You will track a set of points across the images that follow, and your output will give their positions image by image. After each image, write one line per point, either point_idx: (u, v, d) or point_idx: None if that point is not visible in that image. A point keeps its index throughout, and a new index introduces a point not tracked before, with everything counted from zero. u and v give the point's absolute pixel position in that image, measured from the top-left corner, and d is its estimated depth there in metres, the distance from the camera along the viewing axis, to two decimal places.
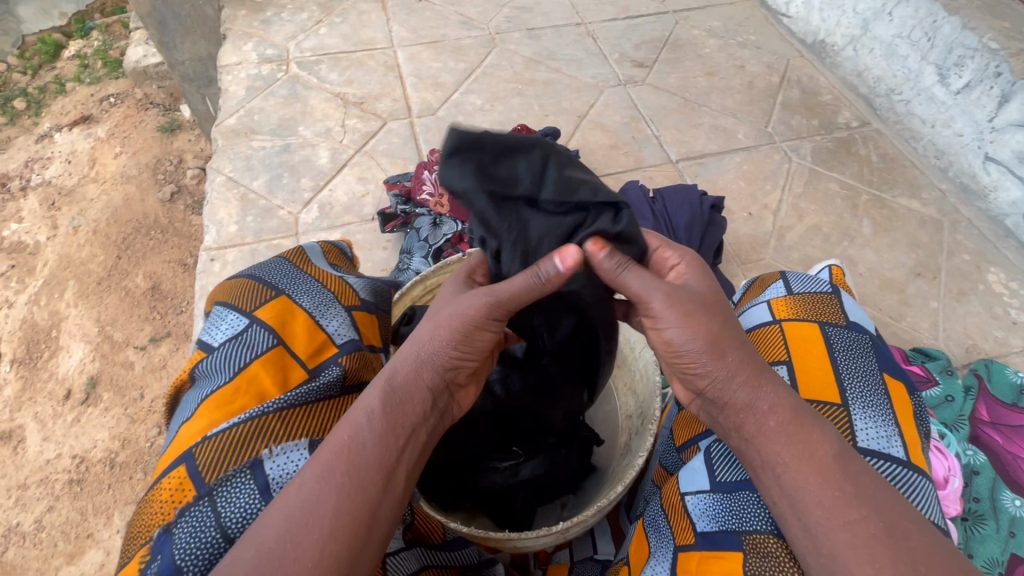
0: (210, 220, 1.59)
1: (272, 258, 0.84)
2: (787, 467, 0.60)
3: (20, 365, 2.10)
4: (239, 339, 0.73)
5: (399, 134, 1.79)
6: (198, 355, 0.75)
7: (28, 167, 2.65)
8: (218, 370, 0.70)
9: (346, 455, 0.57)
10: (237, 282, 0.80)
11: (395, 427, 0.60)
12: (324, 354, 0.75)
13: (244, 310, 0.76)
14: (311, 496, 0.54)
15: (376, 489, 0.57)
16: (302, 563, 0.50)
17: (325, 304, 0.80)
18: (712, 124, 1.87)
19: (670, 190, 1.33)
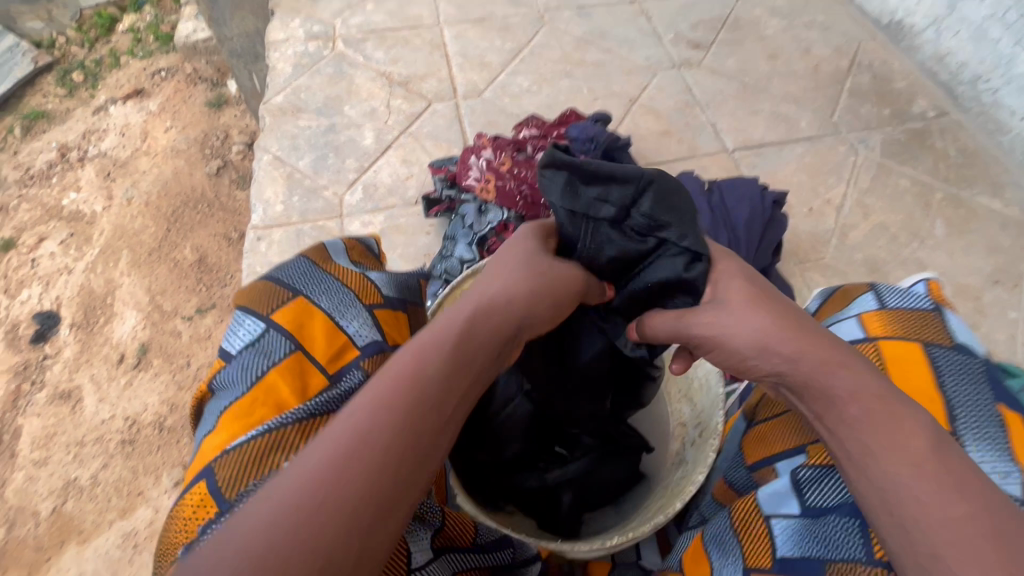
0: (257, 198, 1.61)
1: (290, 256, 0.78)
2: (882, 451, 0.52)
3: (79, 328, 2.21)
4: (256, 345, 0.69)
5: (444, 116, 1.76)
6: (218, 362, 0.71)
7: (85, 139, 2.74)
8: (238, 380, 0.67)
9: (392, 401, 0.50)
10: (252, 285, 0.75)
11: (449, 379, 0.53)
12: (345, 358, 0.71)
13: (260, 314, 0.71)
14: (367, 422, 0.48)
15: (434, 428, 0.50)
16: (347, 495, 0.44)
17: (345, 305, 0.75)
18: (772, 111, 1.76)
19: (729, 182, 1.26)
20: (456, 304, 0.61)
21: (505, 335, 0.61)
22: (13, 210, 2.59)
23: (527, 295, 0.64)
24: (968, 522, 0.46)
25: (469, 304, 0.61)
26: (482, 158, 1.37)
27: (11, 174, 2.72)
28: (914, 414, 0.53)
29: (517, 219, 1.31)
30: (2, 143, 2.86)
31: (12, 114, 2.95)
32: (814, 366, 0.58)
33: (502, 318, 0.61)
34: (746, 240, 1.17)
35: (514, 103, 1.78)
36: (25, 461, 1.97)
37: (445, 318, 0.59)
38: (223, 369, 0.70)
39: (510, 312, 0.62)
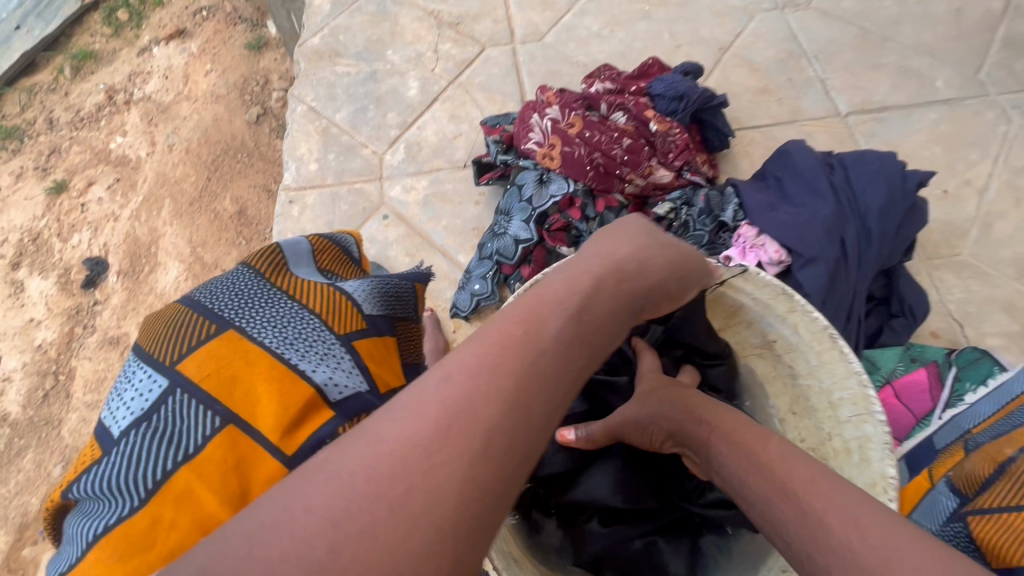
0: (290, 155, 1.44)
1: (228, 279, 0.67)
2: (755, 470, 0.56)
3: (125, 277, 1.96)
4: (158, 418, 0.56)
5: (498, 64, 1.52)
6: (99, 438, 0.57)
7: (131, 81, 2.36)
8: (130, 473, 0.53)
9: (448, 412, 0.42)
10: (169, 321, 0.62)
11: (520, 394, 0.45)
12: (312, 423, 0.59)
13: (165, 366, 0.58)
14: (464, 396, 0.43)
15: (541, 411, 0.45)
16: (444, 479, 0.39)
17: (310, 346, 0.63)
18: (900, 64, 1.42)
19: (858, 157, 1.00)
20: (532, 295, 0.54)
21: (590, 339, 0.52)
22: (63, 153, 2.26)
23: (624, 287, 0.58)
24: (811, 521, 0.49)
25: (549, 296, 0.53)
26: (547, 118, 1.14)
27: (61, 116, 2.34)
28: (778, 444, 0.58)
29: (584, 193, 1.11)
30: (52, 85, 2.43)
31: (61, 52, 2.51)
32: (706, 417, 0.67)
33: (586, 317, 0.53)
34: (877, 234, 0.94)
35: (580, 50, 1.52)
36: (78, 404, 1.81)
37: (521, 309, 0.51)
38: (105, 457, 0.55)
39: (596, 310, 0.54)
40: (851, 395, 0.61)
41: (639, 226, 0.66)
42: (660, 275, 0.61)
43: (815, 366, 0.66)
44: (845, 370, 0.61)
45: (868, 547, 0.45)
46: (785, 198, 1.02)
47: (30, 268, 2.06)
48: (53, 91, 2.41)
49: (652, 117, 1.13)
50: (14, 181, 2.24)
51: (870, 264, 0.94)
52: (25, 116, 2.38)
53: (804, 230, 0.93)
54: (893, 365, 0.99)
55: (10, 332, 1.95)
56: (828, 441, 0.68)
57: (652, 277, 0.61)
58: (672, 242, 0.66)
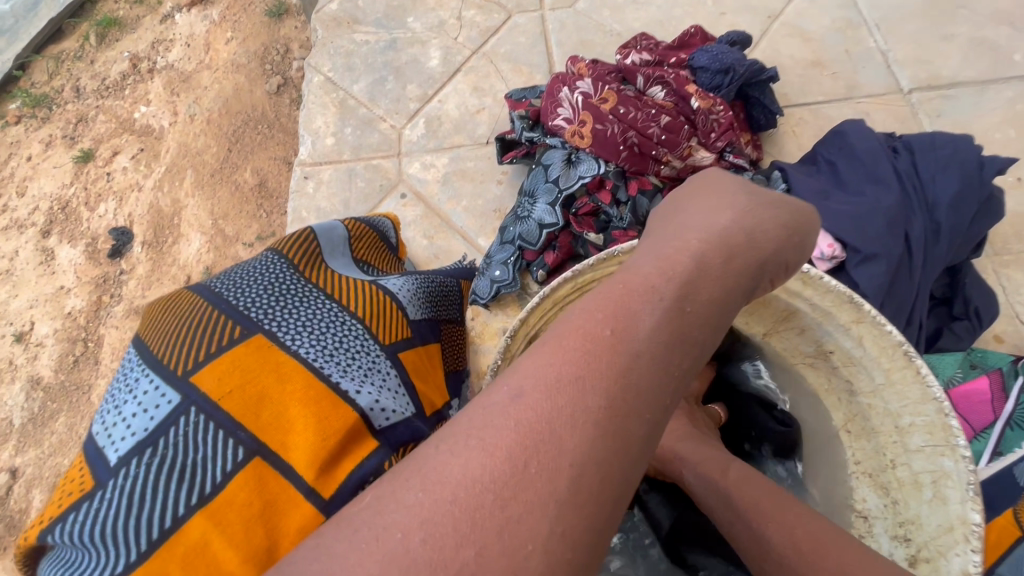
0: (306, 128, 1.38)
1: (255, 274, 0.63)
2: (750, 524, 0.62)
3: (149, 247, 1.96)
4: (170, 441, 0.51)
5: (525, 32, 1.42)
6: (92, 461, 0.51)
7: (154, 48, 2.30)
8: (135, 511, 0.48)
9: (523, 447, 0.37)
10: (182, 324, 0.58)
11: (613, 418, 0.39)
12: (353, 454, 0.57)
13: (179, 378, 0.54)
14: (546, 424, 0.38)
15: (637, 445, 0.40)
16: (526, 533, 0.36)
17: (351, 361, 0.60)
18: (973, 34, 1.27)
19: (928, 140, 0.90)
20: (618, 283, 0.47)
21: (688, 340, 0.45)
22: (89, 122, 2.23)
23: (733, 266, 0.50)
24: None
25: (638, 286, 0.46)
26: (578, 91, 1.05)
27: (87, 84, 2.30)
28: (772, 498, 0.63)
29: (616, 175, 1.02)
30: (78, 52, 2.38)
31: (86, 18, 2.44)
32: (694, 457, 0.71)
33: (687, 317, 0.46)
34: (948, 229, 0.84)
35: (614, 17, 1.41)
36: (106, 369, 1.82)
37: (607, 305, 0.45)
38: (100, 489, 0.49)
39: (697, 303, 0.46)
40: (926, 423, 0.60)
41: (735, 186, 0.56)
42: (772, 247, 0.53)
43: (882, 385, 0.64)
44: (921, 394, 0.60)
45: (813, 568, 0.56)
46: (840, 184, 0.92)
47: (60, 236, 2.05)
48: (78, 59, 2.37)
49: (694, 92, 1.03)
50: (44, 149, 2.22)
51: (936, 263, 0.85)
52: (53, 84, 2.35)
53: (863, 221, 0.84)
54: (951, 372, 0.89)
55: (41, 298, 1.95)
56: (892, 467, 0.66)
57: (766, 245, 0.52)
58: (777, 196, 0.56)
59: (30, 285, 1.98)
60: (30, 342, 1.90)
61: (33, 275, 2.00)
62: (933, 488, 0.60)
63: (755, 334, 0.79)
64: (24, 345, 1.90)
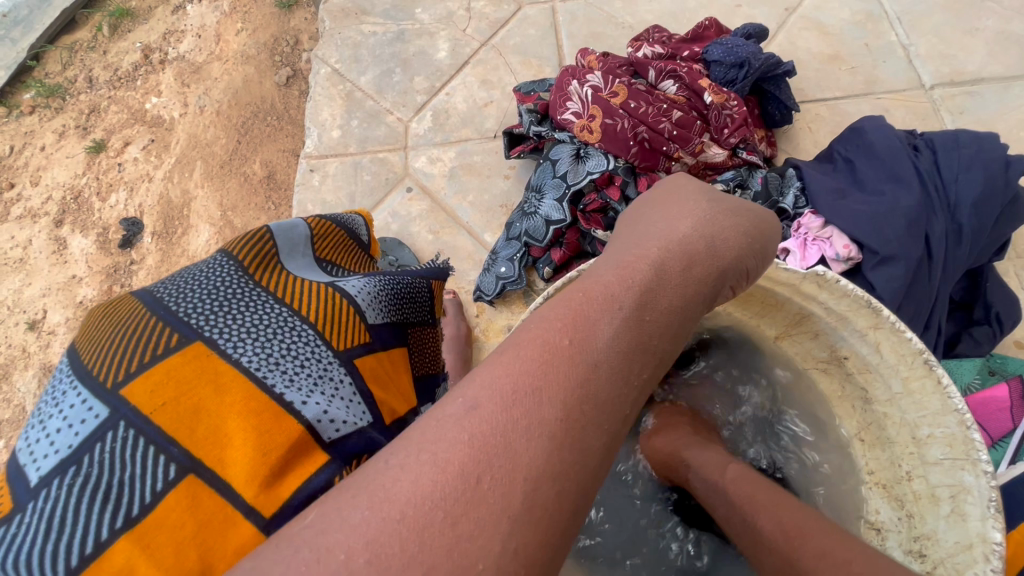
0: (312, 120, 1.37)
1: (199, 270, 0.57)
2: (745, 516, 0.60)
3: (158, 238, 1.96)
4: (90, 461, 0.44)
5: (536, 24, 1.39)
6: (9, 481, 0.45)
7: (165, 39, 2.30)
8: (52, 539, 0.42)
9: (476, 461, 0.37)
10: (113, 328, 0.51)
11: (570, 429, 0.39)
12: (300, 469, 0.51)
13: (104, 389, 0.47)
14: (499, 436, 0.37)
15: (594, 458, 0.40)
16: (475, 553, 0.34)
17: (299, 369, 0.54)
18: (999, 29, 1.23)
19: (952, 137, 0.86)
20: (577, 291, 0.47)
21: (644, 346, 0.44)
22: (101, 112, 2.24)
23: (692, 273, 0.50)
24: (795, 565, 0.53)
25: (598, 295, 0.45)
26: (587, 85, 1.03)
27: (100, 75, 2.30)
28: (768, 490, 0.61)
29: (625, 171, 1.00)
30: (91, 43, 2.38)
31: (99, 9, 2.44)
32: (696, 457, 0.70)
33: (647, 328, 0.45)
34: (970, 231, 0.81)
35: (626, 9, 1.38)
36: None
37: (563, 315, 0.44)
38: (17, 512, 0.43)
39: (657, 313, 0.46)
40: (945, 435, 0.58)
41: (690, 195, 0.57)
42: (733, 254, 0.53)
43: (899, 395, 0.62)
44: (941, 406, 0.57)
45: (806, 551, 0.53)
46: (857, 183, 0.89)
47: (72, 226, 2.06)
48: (92, 49, 2.37)
49: (707, 86, 1.00)
50: (57, 139, 2.23)
51: (956, 266, 0.82)
52: (66, 75, 2.35)
53: (879, 223, 0.81)
54: (968, 378, 0.86)
55: (54, 287, 1.97)
56: (910, 480, 0.64)
57: (725, 255, 0.52)
58: (741, 204, 0.57)
59: (42, 274, 2.00)
60: (43, 330, 1.92)
61: (46, 264, 2.01)
62: (952, 503, 0.58)
63: (767, 337, 0.77)
64: (37, 333, 1.92)
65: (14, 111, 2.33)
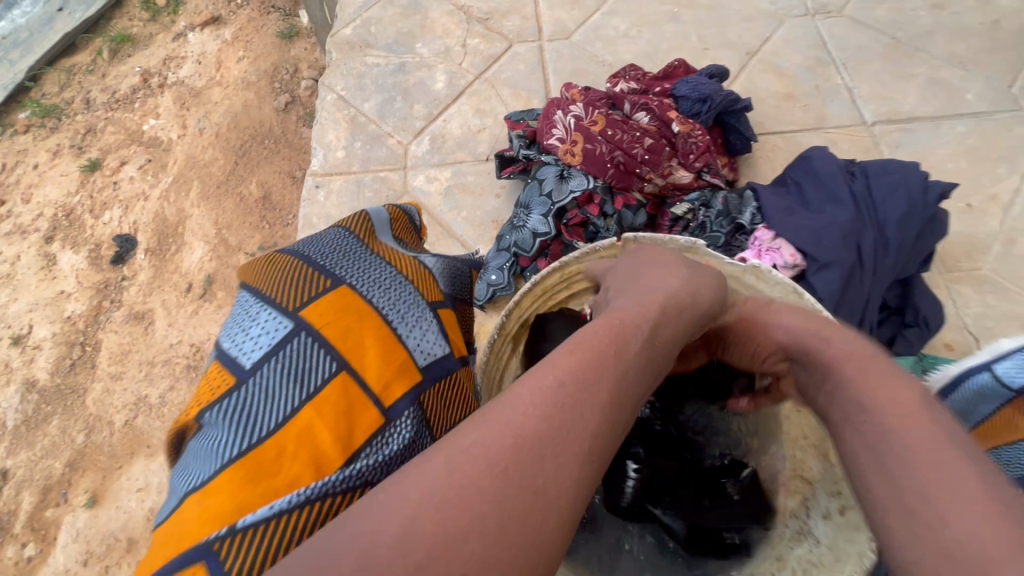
0: (318, 142, 1.48)
1: (329, 231, 0.67)
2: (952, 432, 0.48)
3: (151, 254, 2.02)
4: (284, 355, 0.54)
5: (525, 60, 1.54)
6: (225, 366, 0.55)
7: (165, 64, 2.42)
8: (256, 410, 0.51)
9: (558, 416, 0.42)
10: (280, 265, 0.61)
11: (615, 403, 0.46)
12: (403, 385, 0.57)
13: (286, 309, 0.57)
14: (575, 404, 0.43)
15: (625, 421, 0.47)
16: (561, 479, 0.40)
17: (407, 309, 0.62)
18: (930, 75, 1.41)
19: (882, 166, 1.01)
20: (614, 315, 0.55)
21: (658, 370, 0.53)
22: (98, 133, 2.33)
23: (691, 308, 0.60)
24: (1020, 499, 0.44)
25: (630, 320, 0.54)
26: (570, 114, 1.16)
27: (97, 96, 2.41)
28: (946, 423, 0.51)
29: (603, 190, 1.13)
30: (90, 66, 2.50)
31: (100, 35, 2.57)
32: (810, 330, 0.61)
33: (656, 348, 0.53)
34: (898, 243, 0.95)
35: (607, 49, 1.54)
36: (101, 374, 1.84)
37: (602, 335, 0.50)
38: (240, 387, 0.53)
39: (665, 341, 0.54)
40: None
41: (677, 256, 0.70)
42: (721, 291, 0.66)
43: None
44: None
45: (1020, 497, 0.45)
46: (805, 203, 1.03)
47: (62, 243, 2.12)
48: (90, 72, 2.49)
49: (675, 118, 1.14)
50: (51, 158, 2.32)
51: (885, 273, 0.95)
52: (63, 96, 2.45)
53: (820, 235, 0.94)
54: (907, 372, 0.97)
55: (40, 303, 2.00)
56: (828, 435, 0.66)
57: (711, 297, 0.64)
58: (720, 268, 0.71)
59: (30, 290, 2.03)
60: (27, 344, 1.94)
61: (34, 280, 2.05)
62: None
63: None
64: (20, 348, 1.93)
65: (8, 129, 2.41)
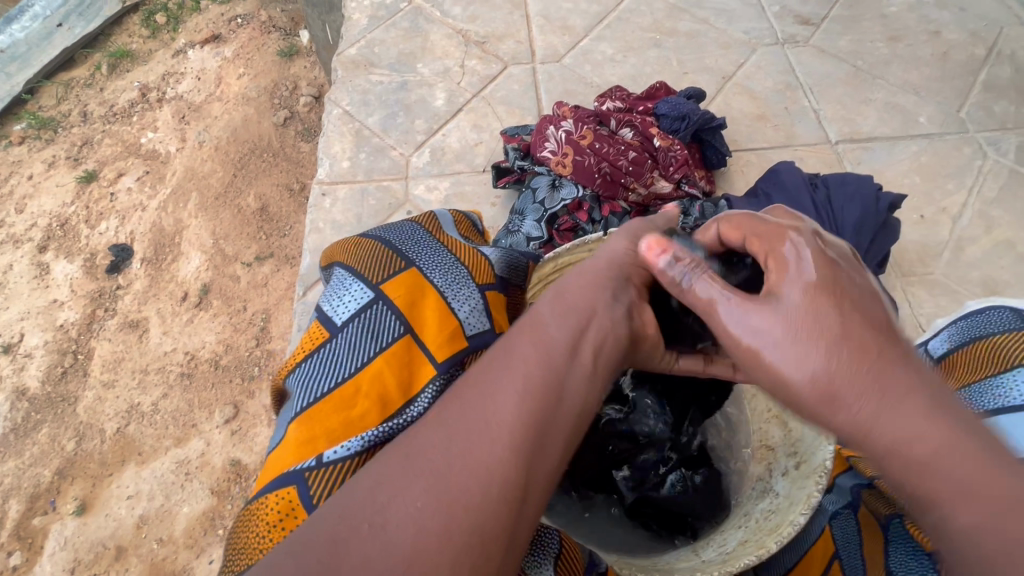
0: (324, 153, 1.58)
1: (405, 221, 0.77)
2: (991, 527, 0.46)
3: (148, 264, 2.08)
4: (364, 318, 0.64)
5: (519, 81, 1.66)
6: (320, 324, 0.66)
7: (164, 80, 2.51)
8: (337, 364, 0.61)
9: (482, 387, 0.50)
10: (364, 246, 0.72)
11: (537, 348, 0.53)
12: (452, 350, 0.64)
13: (370, 282, 0.67)
14: (498, 367, 0.52)
15: (562, 358, 0.53)
16: (498, 422, 0.48)
17: (460, 287, 0.69)
18: (887, 100, 1.55)
19: (840, 178, 1.13)
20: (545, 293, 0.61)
21: (591, 310, 0.58)
22: (95, 145, 2.41)
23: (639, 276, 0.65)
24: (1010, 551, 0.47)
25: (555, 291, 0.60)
26: (561, 129, 1.27)
27: (95, 110, 2.49)
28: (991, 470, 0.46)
29: (592, 199, 1.23)
30: (89, 81, 2.59)
31: (99, 50, 2.66)
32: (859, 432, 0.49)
33: (573, 308, 0.58)
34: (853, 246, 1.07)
35: (595, 72, 1.66)
36: (94, 381, 1.88)
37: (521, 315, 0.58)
38: (329, 343, 0.63)
39: (577, 300, 0.58)
40: None
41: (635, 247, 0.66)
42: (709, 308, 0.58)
43: None
44: None
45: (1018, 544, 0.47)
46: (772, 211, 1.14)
47: (56, 253, 2.17)
48: (88, 86, 2.57)
49: (656, 134, 1.26)
50: (46, 169, 2.38)
51: None
52: (60, 109, 2.54)
53: None
54: None
55: (33, 311, 2.04)
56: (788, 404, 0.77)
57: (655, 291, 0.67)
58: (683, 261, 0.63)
59: (22, 298, 2.08)
60: (19, 352, 1.97)
61: (27, 288, 2.10)
62: None
63: None
64: (12, 356, 1.96)
65: (3, 141, 2.48)
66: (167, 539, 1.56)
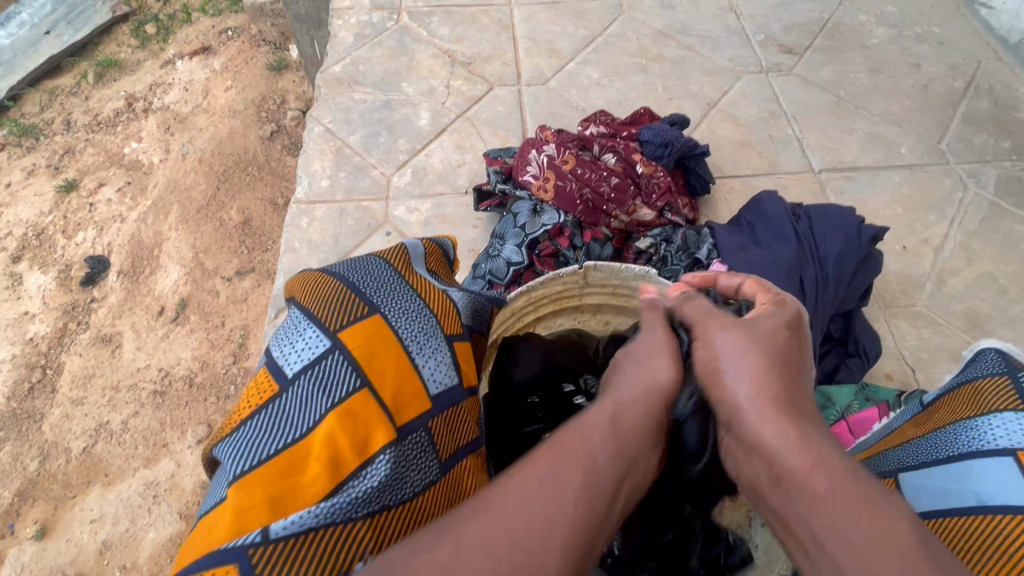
0: (304, 170, 1.55)
1: (369, 256, 0.72)
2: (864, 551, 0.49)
3: (124, 277, 2.01)
4: (318, 370, 0.60)
5: (504, 102, 1.65)
6: (272, 374, 0.62)
7: (151, 90, 2.47)
8: (289, 424, 0.57)
9: (533, 533, 0.48)
10: (324, 283, 0.67)
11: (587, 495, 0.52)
12: (414, 411, 0.62)
13: (327, 329, 0.62)
14: (547, 502, 0.50)
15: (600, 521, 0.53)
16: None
17: (426, 339, 0.66)
18: (869, 130, 1.56)
19: (821, 210, 1.12)
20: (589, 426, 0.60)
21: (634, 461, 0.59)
22: (77, 154, 2.35)
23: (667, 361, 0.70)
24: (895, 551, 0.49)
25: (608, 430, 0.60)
26: (543, 154, 1.25)
27: (79, 118, 2.44)
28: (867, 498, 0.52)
29: (573, 224, 1.21)
30: (74, 88, 2.54)
31: (86, 59, 2.62)
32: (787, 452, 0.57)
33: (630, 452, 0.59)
34: (835, 278, 1.06)
35: (580, 95, 1.66)
36: (62, 399, 1.80)
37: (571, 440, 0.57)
38: (283, 396, 0.59)
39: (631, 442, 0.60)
40: None
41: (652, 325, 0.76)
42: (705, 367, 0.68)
43: None
44: None
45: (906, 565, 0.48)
46: (755, 240, 1.13)
47: (30, 263, 2.10)
48: (74, 94, 2.53)
49: (639, 160, 1.24)
50: (25, 176, 2.32)
51: (824, 306, 1.05)
52: (43, 117, 2.48)
53: (769, 270, 1.05)
54: (847, 400, 1.04)
55: (3, 323, 1.96)
56: None
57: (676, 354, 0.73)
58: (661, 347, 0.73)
59: None
60: None
61: None
62: None
63: None
64: None
65: None
66: (131, 566, 1.48)
